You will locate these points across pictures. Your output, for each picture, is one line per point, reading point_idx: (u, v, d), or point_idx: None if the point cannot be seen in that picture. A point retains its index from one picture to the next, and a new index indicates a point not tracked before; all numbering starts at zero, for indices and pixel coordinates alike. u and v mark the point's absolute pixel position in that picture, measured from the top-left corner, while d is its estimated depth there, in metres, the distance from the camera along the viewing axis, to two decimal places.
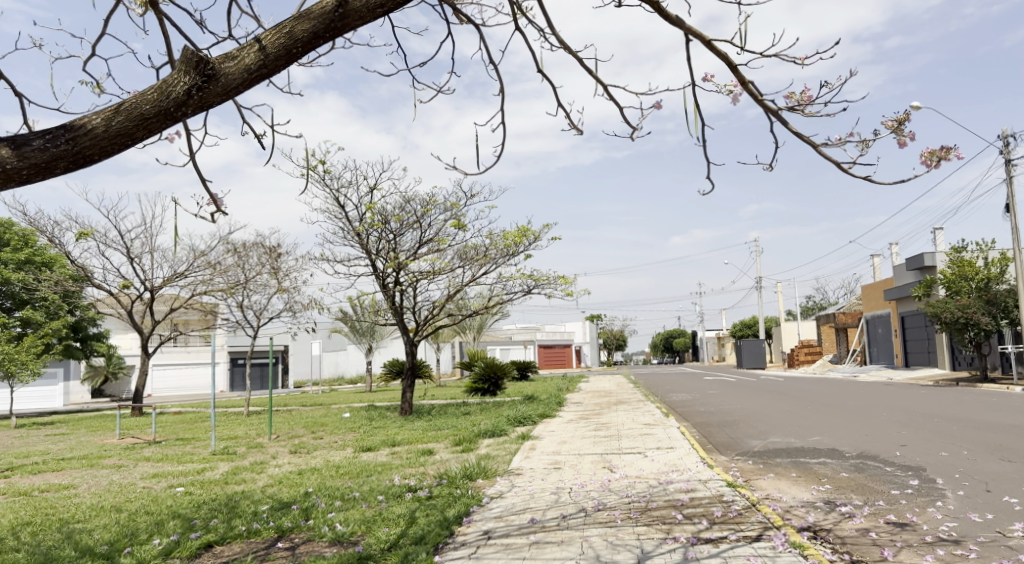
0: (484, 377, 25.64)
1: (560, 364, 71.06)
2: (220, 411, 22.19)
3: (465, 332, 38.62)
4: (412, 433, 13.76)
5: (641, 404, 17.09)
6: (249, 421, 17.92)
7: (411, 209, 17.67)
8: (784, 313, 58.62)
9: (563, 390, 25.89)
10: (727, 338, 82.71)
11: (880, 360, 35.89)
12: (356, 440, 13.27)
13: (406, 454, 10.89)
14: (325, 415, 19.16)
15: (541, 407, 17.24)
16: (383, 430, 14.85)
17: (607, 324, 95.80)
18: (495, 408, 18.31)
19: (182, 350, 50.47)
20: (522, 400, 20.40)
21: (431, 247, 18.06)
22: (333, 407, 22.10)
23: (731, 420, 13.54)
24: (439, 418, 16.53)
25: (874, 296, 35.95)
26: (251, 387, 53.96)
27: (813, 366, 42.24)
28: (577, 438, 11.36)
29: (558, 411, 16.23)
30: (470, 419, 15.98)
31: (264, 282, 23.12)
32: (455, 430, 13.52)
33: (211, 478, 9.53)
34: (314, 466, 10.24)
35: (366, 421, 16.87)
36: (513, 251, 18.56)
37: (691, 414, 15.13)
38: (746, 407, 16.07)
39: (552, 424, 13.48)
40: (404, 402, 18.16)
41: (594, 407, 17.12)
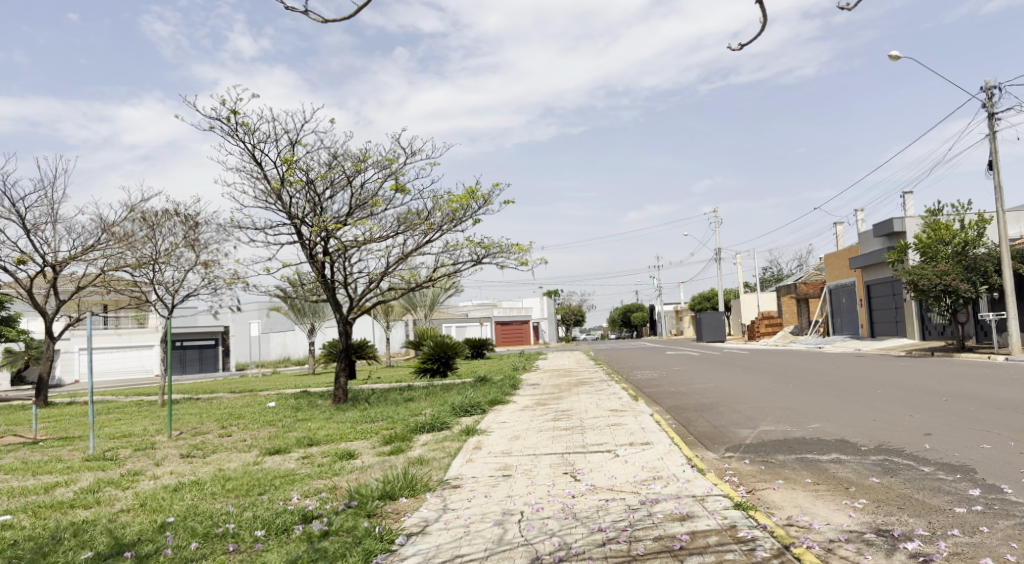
0: (431, 357, 23.55)
1: (517, 341, 69.46)
2: (132, 402, 19.62)
3: (414, 309, 36.35)
4: (339, 428, 11.63)
5: (604, 385, 15.27)
6: (156, 415, 15.51)
7: (341, 165, 15.32)
8: (743, 286, 57.73)
9: (518, 369, 24.03)
10: (685, 311, 82.13)
11: (843, 331, 34.96)
12: (269, 438, 11.08)
13: (321, 459, 8.74)
14: (247, 405, 16.85)
15: (491, 391, 15.26)
16: (307, 423, 12.69)
17: (564, 300, 94.53)
18: (441, 393, 16.31)
19: (112, 333, 46.98)
20: (473, 382, 18.42)
21: (365, 209, 15.76)
22: (261, 395, 19.79)
23: (710, 403, 11.76)
24: (375, 407, 14.43)
25: (838, 264, 34.89)
26: (191, 371, 50.83)
27: (774, 338, 41.25)
28: (532, 432, 9.38)
29: (510, 396, 14.29)
30: (411, 407, 13.91)
31: (181, 255, 20.50)
32: (388, 424, 11.43)
33: (55, 499, 7.23)
34: (198, 478, 8.03)
35: (290, 413, 14.67)
36: (460, 215, 16.41)
37: (662, 396, 13.33)
38: (722, 386, 14.33)
39: (503, 413, 11.51)
40: (337, 389, 16.00)
41: (552, 389, 15.24)
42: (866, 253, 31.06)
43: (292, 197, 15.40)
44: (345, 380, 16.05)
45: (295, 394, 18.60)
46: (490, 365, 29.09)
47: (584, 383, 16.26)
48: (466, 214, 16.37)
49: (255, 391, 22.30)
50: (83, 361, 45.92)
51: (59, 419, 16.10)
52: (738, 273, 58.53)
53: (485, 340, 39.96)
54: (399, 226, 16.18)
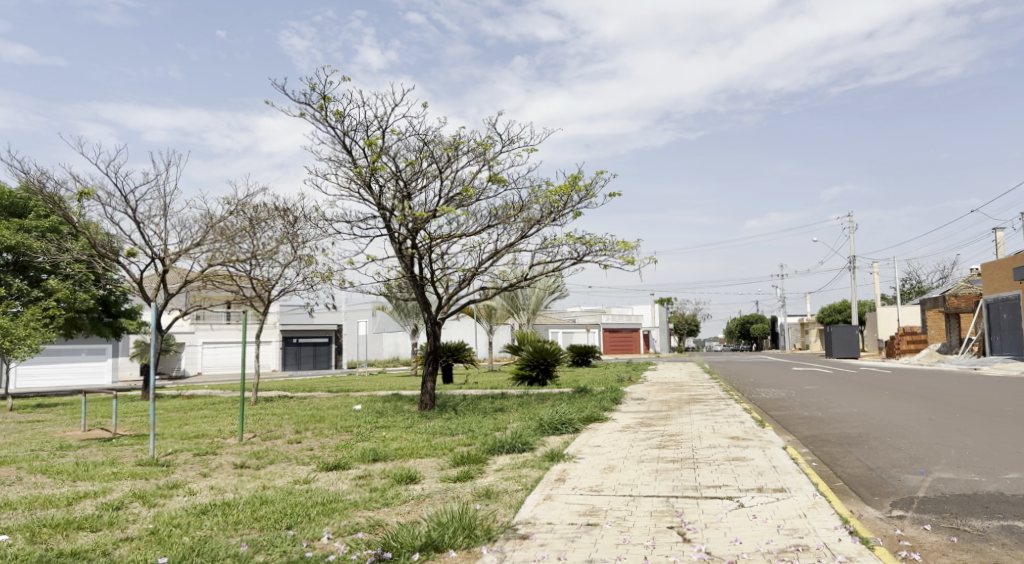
0: (528, 363, 22.13)
1: (626, 350, 66.96)
2: (228, 398, 19.41)
3: (517, 312, 35.09)
4: (413, 441, 10.35)
5: (721, 405, 13.23)
6: (239, 414, 14.92)
7: (434, 152, 14.13)
8: (879, 298, 52.49)
9: (624, 380, 22.14)
10: (810, 324, 76.51)
11: (1002, 351, 30.43)
12: (336, 449, 9.94)
13: (377, 481, 7.40)
14: (333, 406, 16.02)
15: (588, 406, 13.57)
16: (383, 432, 11.52)
17: (678, 309, 90.77)
18: (535, 405, 14.81)
19: (233, 328, 48.81)
20: (573, 393, 16.80)
21: (458, 200, 14.54)
22: (352, 395, 19.05)
23: (856, 434, 9.56)
24: (460, 418, 13.10)
25: (998, 275, 30.35)
26: (304, 367, 52.09)
27: (917, 357, 36.81)
28: (632, 463, 7.63)
29: (610, 412, 12.56)
30: (500, 419, 12.47)
31: (279, 250, 20.11)
32: (466, 440, 10.01)
33: (67, 516, 6.25)
34: (233, 499, 6.88)
35: (372, 418, 13.62)
36: (560, 207, 14.86)
37: (792, 422, 11.17)
38: (867, 412, 11.94)
39: (598, 434, 9.83)
40: (424, 395, 14.83)
41: (659, 406, 13.37)
42: None
43: (380, 187, 14.36)
44: (433, 385, 14.85)
45: (384, 397, 17.68)
46: (594, 375, 27.27)
47: (697, 401, 14.21)
48: (567, 207, 14.82)
49: (349, 391, 21.70)
50: (206, 354, 48.01)
51: (150, 413, 15.89)
52: (874, 283, 53.28)
53: (592, 347, 38.18)
54: (494, 219, 14.86)
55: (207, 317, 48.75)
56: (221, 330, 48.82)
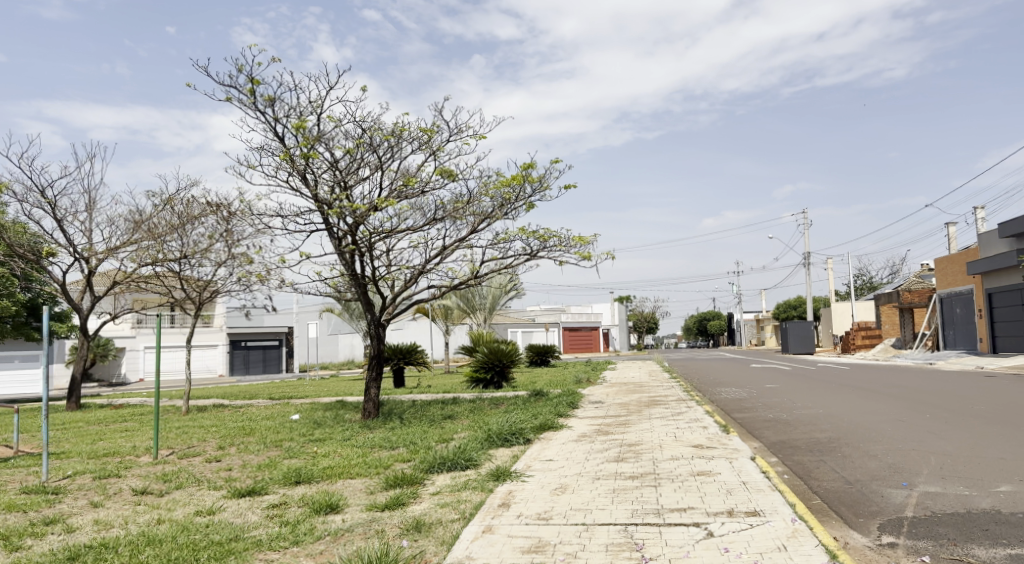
0: (482, 365, 21.20)
1: (586, 348, 66.61)
2: (158, 408, 18.06)
3: (473, 312, 34.16)
4: (346, 458, 9.33)
5: (681, 408, 12.51)
6: (163, 428, 13.68)
7: (375, 141, 13.04)
8: (834, 293, 52.92)
9: (581, 381, 21.40)
10: (766, 320, 77.29)
11: (956, 345, 30.62)
12: (258, 469, 8.87)
13: (292, 511, 6.40)
14: (269, 416, 14.87)
15: (542, 411, 12.70)
16: (316, 446, 10.49)
17: (637, 307, 90.97)
18: (486, 411, 13.92)
19: (177, 332, 46.83)
20: (527, 396, 15.97)
21: (402, 193, 13.50)
22: (293, 403, 17.90)
23: (826, 440, 8.87)
24: (404, 427, 12.12)
25: (951, 269, 30.51)
26: (253, 371, 50.36)
27: (872, 352, 36.93)
28: (585, 482, 6.76)
29: (565, 418, 11.74)
30: (448, 428, 11.51)
31: (213, 248, 18.77)
32: (405, 455, 9.03)
33: None
34: (116, 539, 5.81)
35: (307, 429, 12.54)
36: (511, 200, 13.96)
37: (757, 426, 10.46)
38: (834, 414, 11.33)
39: (550, 445, 8.98)
40: (367, 403, 13.78)
41: (617, 411, 12.59)
42: (988, 257, 26.78)
43: (315, 178, 13.21)
44: (376, 391, 13.82)
45: (326, 405, 16.53)
46: (551, 375, 26.48)
47: (657, 404, 13.44)
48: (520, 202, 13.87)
49: (293, 398, 20.47)
50: (148, 359, 45.97)
51: (65, 428, 14.52)
52: (828, 279, 53.72)
53: (550, 346, 37.52)
54: (441, 214, 13.85)
55: (150, 320, 46.68)
56: (165, 334, 46.76)
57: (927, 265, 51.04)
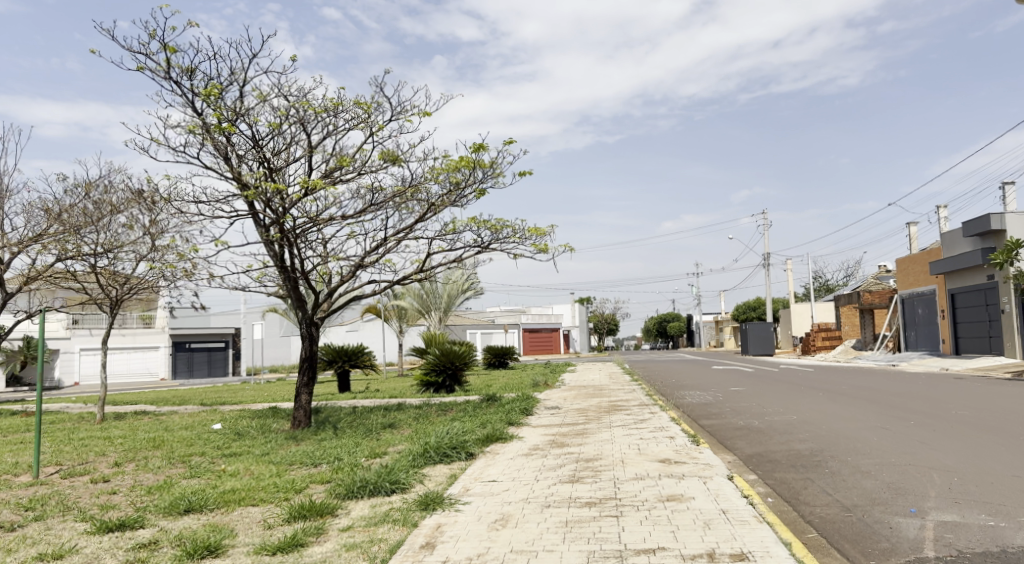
0: (433, 367, 19.78)
1: (546, 349, 65.62)
2: (69, 416, 16.29)
3: (428, 312, 32.39)
4: (256, 478, 7.94)
5: (645, 415, 11.40)
6: (62, 439, 12.06)
7: (306, 118, 11.64)
8: (793, 294, 52.83)
9: (538, 384, 20.23)
10: (725, 321, 77.35)
11: (917, 346, 30.32)
12: (145, 493, 7.42)
13: (161, 556, 5.03)
14: (189, 426, 13.35)
15: (492, 419, 11.48)
16: (228, 464, 9.08)
17: (597, 308, 90.51)
18: (431, 419, 12.64)
19: (115, 332, 44.36)
20: (478, 402, 14.73)
21: (338, 177, 12.12)
22: (223, 410, 16.32)
23: (808, 454, 7.82)
24: (336, 438, 10.77)
25: (913, 269, 30.22)
26: (197, 374, 48.11)
27: (833, 353, 36.63)
28: (532, 512, 5.52)
29: (516, 426, 10.54)
30: (384, 440, 10.21)
31: (133, 238, 16.98)
32: (325, 475, 7.69)
33: None
34: None
35: (226, 441, 11.12)
36: (460, 187, 12.69)
37: (730, 436, 9.38)
38: (811, 422, 10.34)
39: (496, 461, 7.73)
40: (297, 411, 12.39)
41: (575, 418, 11.43)
42: (952, 256, 26.44)
43: (238, 158, 11.74)
44: (308, 398, 12.44)
45: (256, 412, 15.04)
46: (508, 378, 25.25)
47: (619, 410, 12.35)
48: (471, 188, 12.64)
49: (225, 404, 18.81)
50: (83, 362, 43.35)
51: None
52: (788, 280, 53.59)
53: (508, 348, 36.37)
54: (383, 201, 12.51)
55: (86, 320, 44.08)
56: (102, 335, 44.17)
57: (884, 267, 51.26)
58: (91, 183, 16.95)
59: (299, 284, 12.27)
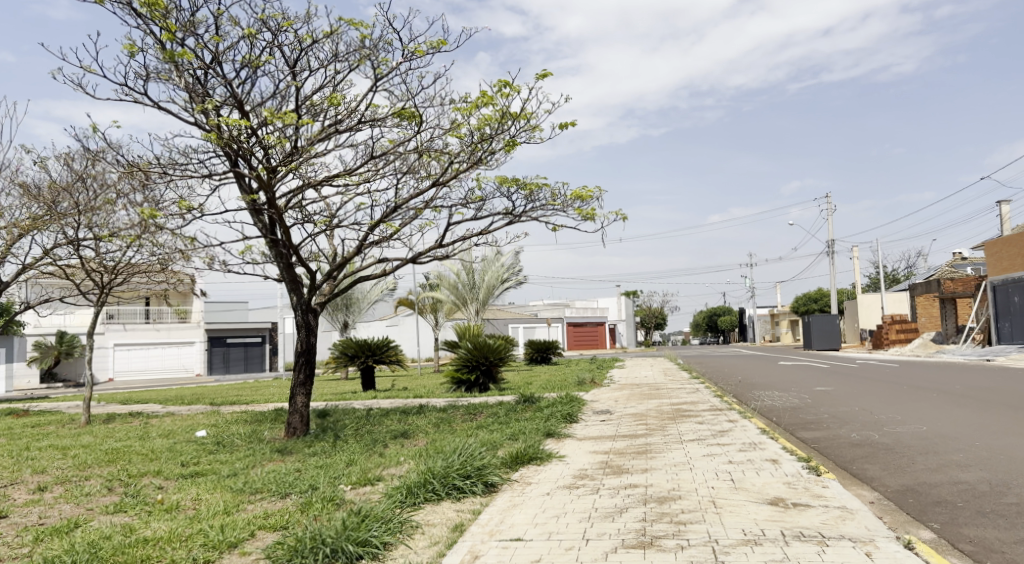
0: (465, 363, 17.47)
1: (591, 345, 63.00)
2: (55, 418, 14.51)
3: (464, 306, 29.70)
4: (194, 519, 5.72)
5: (722, 425, 8.86)
6: (19, 448, 10.20)
7: (292, 52, 9.30)
8: (859, 284, 49.00)
9: (584, 382, 17.81)
10: (780, 315, 73.47)
11: (1013, 340, 26.57)
12: (29, 542, 5.26)
13: None
14: (173, 432, 11.37)
15: (526, 428, 9.15)
16: (175, 491, 6.93)
17: (645, 302, 87.51)
18: (453, 427, 10.37)
19: (150, 327, 43.43)
20: (513, 404, 12.41)
21: (336, 127, 9.84)
22: (224, 412, 14.34)
23: (995, 494, 5.20)
24: (330, 453, 8.59)
25: (1008, 252, 26.64)
26: (233, 371, 46.93)
27: (910, 346, 33.16)
28: None
29: (556, 439, 8.21)
30: (388, 456, 7.94)
31: (119, 217, 14.82)
32: (280, 520, 5.37)
33: None
34: None
35: (199, 455, 9.05)
36: (486, 142, 10.31)
37: (854, 458, 6.77)
38: (956, 437, 7.62)
39: (523, 500, 5.37)
40: (292, 416, 10.22)
41: (631, 428, 9.01)
42: None
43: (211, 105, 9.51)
44: (305, 401, 10.27)
45: (257, 415, 12.98)
46: (550, 376, 22.86)
47: (685, 416, 9.88)
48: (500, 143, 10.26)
49: (233, 405, 16.86)
50: (118, 358, 42.49)
51: None
52: (853, 269, 49.72)
53: (552, 342, 33.98)
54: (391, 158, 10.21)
55: (120, 315, 43.26)
56: (137, 330, 43.34)
57: (961, 255, 47.03)
58: (72, 154, 14.72)
59: (292, 262, 10.03)
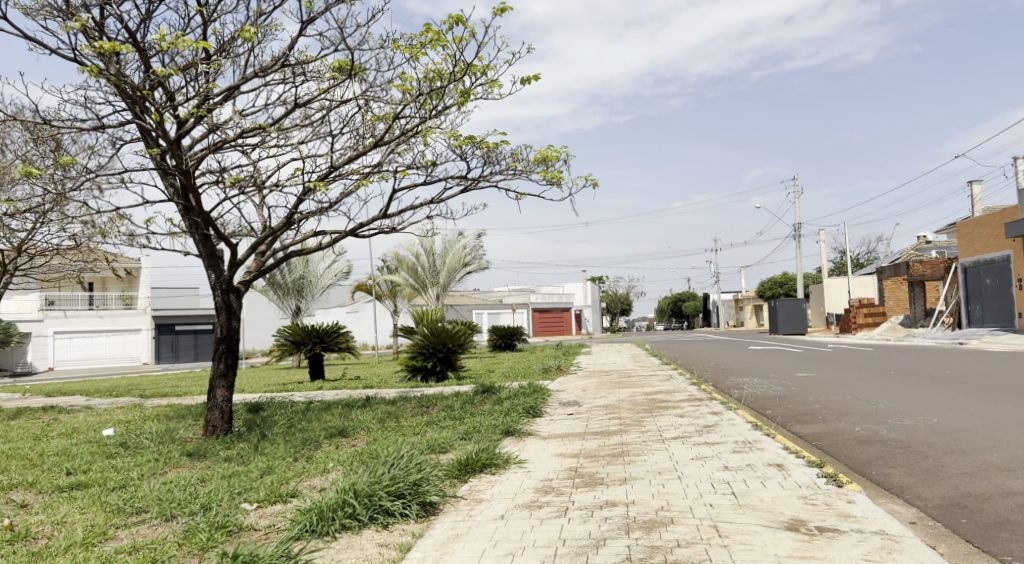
0: (421, 350, 16.14)
1: (557, 331, 62.05)
2: None
3: (424, 290, 28.26)
4: (35, 555, 4.32)
5: (708, 419, 7.70)
6: None
7: None
8: (825, 268, 48.76)
9: (549, 368, 16.65)
10: (744, 300, 73.48)
11: (986, 322, 26.27)
12: None
13: None
14: (77, 431, 9.88)
15: (482, 424, 7.90)
16: (38, 513, 5.52)
17: (610, 288, 87.00)
18: (399, 423, 9.09)
19: (93, 315, 41.13)
20: (469, 395, 11.15)
21: (258, 74, 8.43)
22: (148, 406, 12.82)
23: None
24: (248, 458, 7.25)
25: (980, 234, 26.21)
26: (182, 359, 44.82)
27: (878, 330, 32.77)
28: None
29: (516, 438, 6.96)
30: (315, 463, 6.62)
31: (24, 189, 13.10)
32: (144, 558, 4.03)
33: None
34: None
35: (93, 460, 7.62)
36: (437, 97, 8.96)
37: (869, 458, 5.68)
38: (976, 431, 6.61)
39: (468, 526, 4.10)
40: (211, 412, 8.86)
41: (602, 422, 7.81)
42: None
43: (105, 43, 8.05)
44: (227, 395, 8.89)
45: (181, 410, 11.51)
46: (514, 363, 21.70)
47: (663, 408, 8.71)
48: (453, 98, 8.93)
49: (166, 397, 15.35)
50: (58, 347, 40.15)
51: None
52: (819, 254, 49.48)
53: (516, 327, 32.78)
54: (326, 112, 8.84)
55: (61, 302, 40.85)
56: (80, 317, 41.02)
57: (925, 239, 47.03)
58: None
59: (208, 233, 8.64)
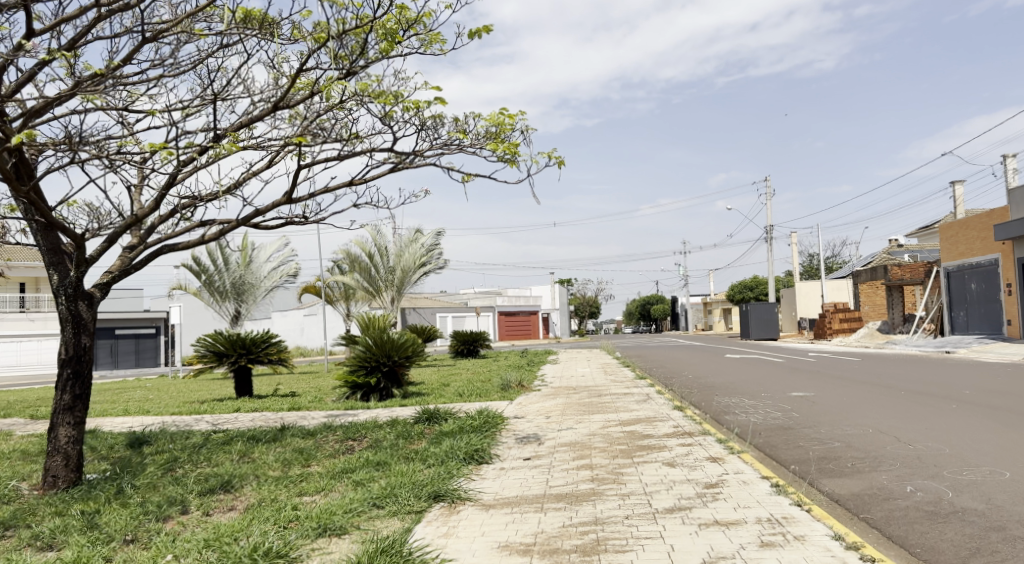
0: (362, 363, 14.01)
1: (523, 335, 60.22)
2: None
3: (377, 293, 25.94)
4: None
5: (708, 473, 5.73)
6: None
7: None
8: (797, 271, 47.66)
9: (508, 382, 14.68)
10: (712, 303, 72.56)
11: (970, 328, 25.02)
12: None
13: None
14: None
15: (403, 477, 5.88)
16: None
17: (578, 290, 85.56)
18: (301, 470, 7.01)
19: (22, 317, 38.13)
20: (404, 425, 9.10)
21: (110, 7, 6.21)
22: (16, 435, 10.53)
23: None
24: (65, 536, 5.14)
25: (965, 236, 24.95)
26: (121, 365, 41.83)
27: (854, 336, 31.49)
28: None
29: (442, 511, 4.93)
30: (148, 553, 4.55)
31: None
32: None
33: None
34: None
35: None
36: (356, 49, 6.85)
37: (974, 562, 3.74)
38: None
39: None
40: (51, 458, 6.67)
41: (566, 476, 5.84)
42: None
43: None
44: (73, 436, 6.71)
45: (44, 444, 9.24)
46: (472, 374, 19.68)
47: (647, 451, 6.76)
48: (379, 51, 6.89)
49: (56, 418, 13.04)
50: None
51: None
52: (791, 256, 48.36)
53: (479, 332, 30.80)
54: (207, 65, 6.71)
55: None
56: (7, 320, 38.04)
57: (897, 243, 46.12)
58: None
59: (42, 221, 6.44)
